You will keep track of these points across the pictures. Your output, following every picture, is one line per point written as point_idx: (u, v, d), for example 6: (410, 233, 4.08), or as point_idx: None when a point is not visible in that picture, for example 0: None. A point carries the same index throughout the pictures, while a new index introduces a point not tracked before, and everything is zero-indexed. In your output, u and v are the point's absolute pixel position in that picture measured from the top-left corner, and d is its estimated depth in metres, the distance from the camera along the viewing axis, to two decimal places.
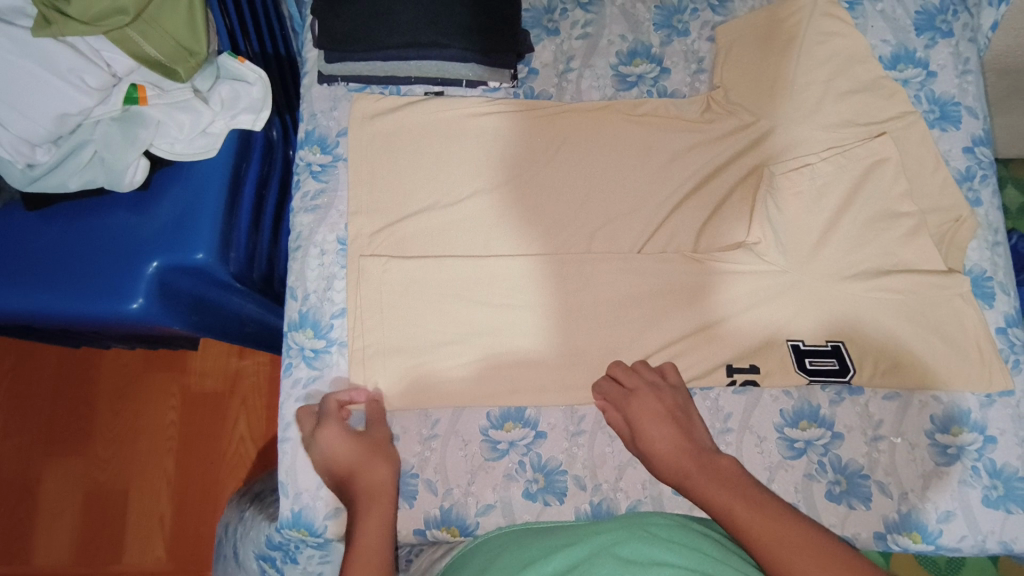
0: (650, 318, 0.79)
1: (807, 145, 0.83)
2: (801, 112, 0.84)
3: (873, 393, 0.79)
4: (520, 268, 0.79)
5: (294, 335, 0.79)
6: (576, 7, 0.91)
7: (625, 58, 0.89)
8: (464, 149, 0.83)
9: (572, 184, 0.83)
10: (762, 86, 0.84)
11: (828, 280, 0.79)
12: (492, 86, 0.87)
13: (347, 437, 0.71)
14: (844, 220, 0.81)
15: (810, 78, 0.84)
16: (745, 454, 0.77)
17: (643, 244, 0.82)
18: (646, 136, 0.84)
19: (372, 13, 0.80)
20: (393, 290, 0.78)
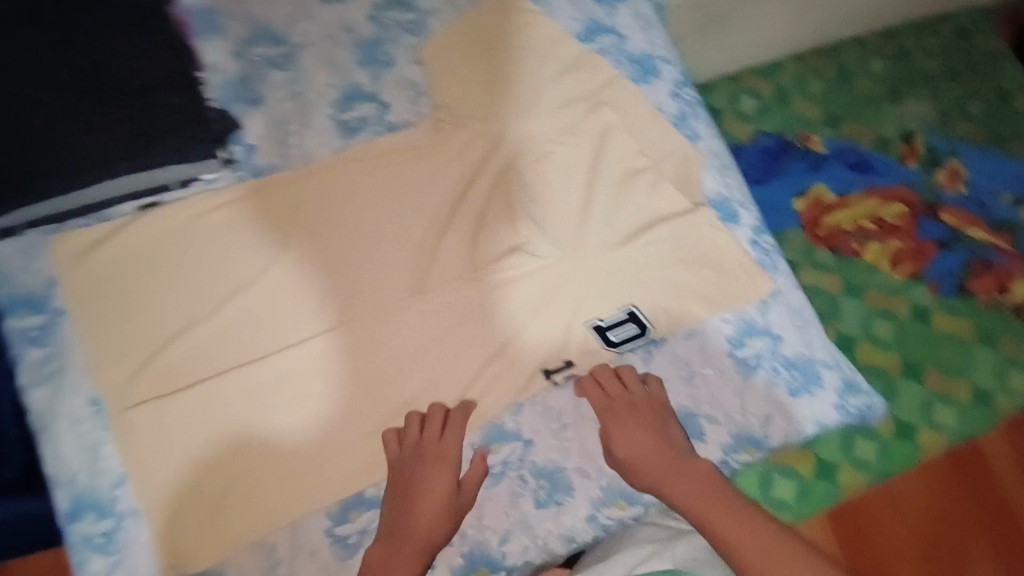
0: (586, 293, 0.79)
1: (654, 91, 0.89)
2: (626, 71, 0.89)
3: (786, 288, 0.86)
4: (434, 300, 0.76)
5: (199, 478, 0.69)
6: (392, 9, 0.85)
7: (461, 47, 0.85)
8: (368, 191, 0.78)
9: (462, 194, 0.80)
10: (580, 61, 0.88)
11: (717, 204, 0.86)
12: (346, 120, 0.81)
13: (427, 483, 0.70)
14: (701, 152, 0.87)
15: (523, 52, 0.86)
16: (714, 385, 0.81)
17: (550, 228, 0.81)
18: (513, 125, 0.84)
19: (27, 146, 0.68)
20: (305, 376, 0.72)
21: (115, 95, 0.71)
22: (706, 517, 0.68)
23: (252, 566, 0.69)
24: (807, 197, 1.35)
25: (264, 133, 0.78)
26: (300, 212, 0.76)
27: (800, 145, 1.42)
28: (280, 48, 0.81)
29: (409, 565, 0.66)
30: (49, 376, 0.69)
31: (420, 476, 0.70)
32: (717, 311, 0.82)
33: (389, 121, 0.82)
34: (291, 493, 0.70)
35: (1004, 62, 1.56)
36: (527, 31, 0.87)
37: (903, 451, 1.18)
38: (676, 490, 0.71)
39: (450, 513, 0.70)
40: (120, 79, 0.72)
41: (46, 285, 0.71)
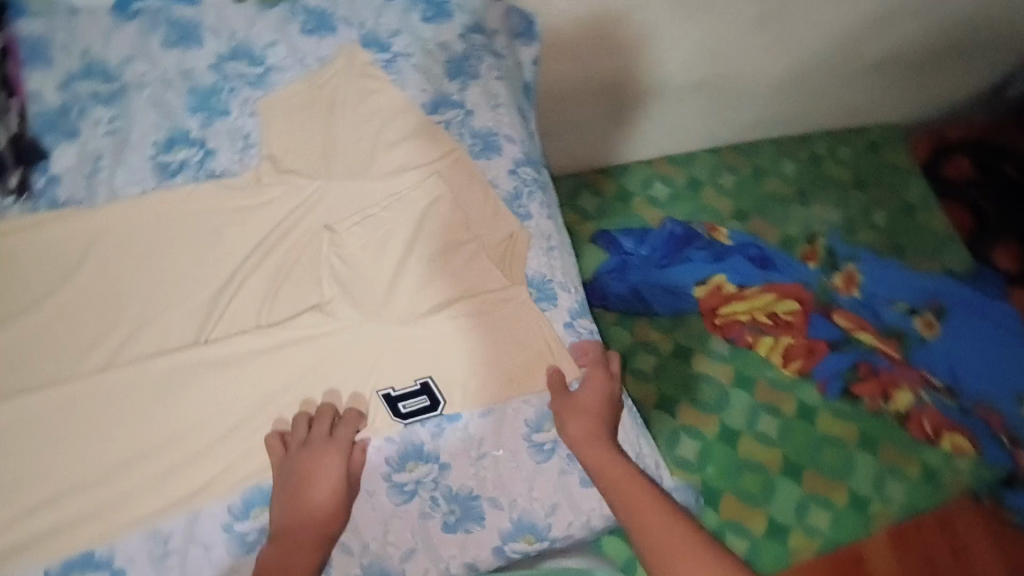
0: (379, 360, 0.79)
1: (491, 167, 0.91)
2: (466, 145, 0.91)
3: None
4: (212, 351, 0.74)
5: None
6: (236, 61, 0.86)
7: (299, 104, 0.86)
8: (169, 238, 0.78)
9: (270, 248, 0.80)
10: (422, 130, 0.89)
11: (535, 283, 0.86)
12: (164, 161, 0.81)
13: (319, 477, 0.71)
14: (529, 232, 0.88)
15: (364, 115, 0.88)
16: (504, 469, 0.79)
17: (354, 291, 0.80)
18: (339, 186, 0.84)
19: None
20: (50, 416, 0.70)
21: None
22: (616, 492, 0.69)
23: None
24: (708, 284, 1.34)
25: (72, 167, 0.78)
26: (93, 250, 0.76)
27: (705, 235, 1.40)
28: (110, 86, 0.82)
29: (307, 554, 0.67)
30: None
31: (312, 474, 0.71)
32: (519, 392, 0.81)
33: (210, 168, 0.82)
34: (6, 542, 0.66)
35: (911, 179, 1.60)
36: (373, 96, 0.89)
37: (774, 551, 1.15)
38: (587, 452, 0.74)
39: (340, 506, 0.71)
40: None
41: None
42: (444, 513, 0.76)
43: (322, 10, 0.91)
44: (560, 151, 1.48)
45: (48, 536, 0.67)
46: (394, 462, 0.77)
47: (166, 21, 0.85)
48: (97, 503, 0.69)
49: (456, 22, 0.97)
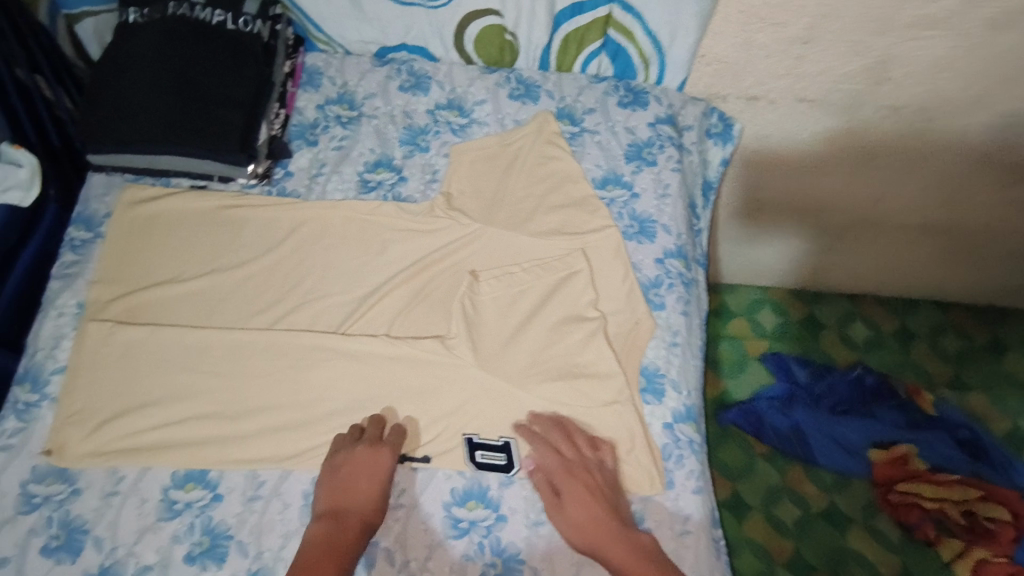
0: (473, 398, 0.82)
1: (640, 250, 0.92)
2: (621, 226, 0.94)
3: (681, 484, 0.78)
4: (343, 341, 0.85)
5: (100, 397, 0.83)
6: (447, 110, 1.03)
7: (484, 156, 0.98)
8: (350, 239, 0.93)
9: (421, 272, 0.90)
10: (584, 202, 0.95)
11: (647, 372, 0.84)
12: (369, 179, 0.97)
13: (375, 472, 0.75)
14: (656, 322, 0.87)
15: (536, 179, 0.97)
16: (557, 544, 0.76)
17: (475, 325, 0.86)
18: (496, 234, 0.92)
19: (116, 114, 0.90)
20: (214, 352, 0.85)
21: (194, 99, 0.91)
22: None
23: (96, 487, 0.79)
24: (891, 451, 1.28)
25: (304, 167, 0.99)
26: (293, 234, 0.93)
27: (904, 394, 1.37)
28: (351, 112, 1.02)
29: (352, 539, 0.71)
30: (65, 276, 0.90)
31: (367, 468, 0.75)
32: None
33: (398, 192, 0.96)
34: (147, 441, 0.80)
35: None
36: (551, 163, 0.98)
37: None
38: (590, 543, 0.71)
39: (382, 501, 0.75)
40: (204, 90, 0.92)
41: (103, 214, 0.94)
42: (486, 564, 0.74)
43: (533, 82, 1.05)
44: (750, 264, 1.47)
45: (176, 448, 0.80)
46: (458, 495, 0.78)
47: (408, 71, 1.05)
48: (217, 436, 0.81)
49: (651, 111, 1.03)
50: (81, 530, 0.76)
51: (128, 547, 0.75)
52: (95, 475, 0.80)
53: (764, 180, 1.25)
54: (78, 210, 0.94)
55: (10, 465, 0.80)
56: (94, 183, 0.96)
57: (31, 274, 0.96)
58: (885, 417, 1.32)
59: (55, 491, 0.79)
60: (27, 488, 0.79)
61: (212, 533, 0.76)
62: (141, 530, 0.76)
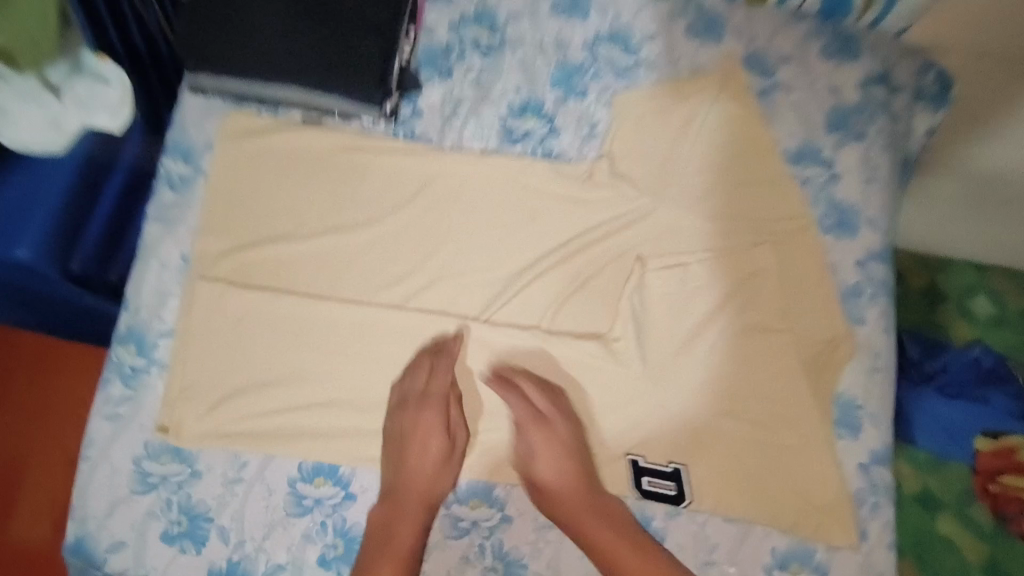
0: (631, 411, 0.73)
1: (841, 249, 0.77)
2: (818, 215, 0.78)
3: (875, 539, 0.71)
4: (488, 333, 0.74)
5: (216, 371, 0.74)
6: (610, 43, 0.83)
7: (654, 109, 0.80)
8: (494, 208, 0.78)
9: (578, 255, 0.76)
10: (773, 181, 0.78)
11: (841, 402, 0.73)
12: (513, 126, 0.80)
13: (428, 444, 0.70)
14: (856, 343, 0.74)
15: (716, 145, 0.79)
16: None
17: (641, 327, 0.75)
18: (668, 216, 0.77)
19: (227, 29, 0.74)
20: (343, 331, 0.75)
21: (321, 18, 0.74)
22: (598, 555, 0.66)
23: (218, 471, 0.72)
24: (996, 441, 0.96)
25: (434, 104, 0.80)
26: (424, 189, 0.78)
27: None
28: (491, 36, 0.83)
29: (410, 520, 0.68)
30: (163, 220, 0.77)
31: (421, 438, 0.70)
32: (775, 521, 0.71)
33: (550, 147, 0.80)
34: (272, 425, 0.73)
35: None
36: (735, 125, 0.80)
37: None
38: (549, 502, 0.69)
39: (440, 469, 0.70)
40: (333, 8, 0.75)
41: (202, 145, 0.78)
42: None
43: (715, 13, 0.84)
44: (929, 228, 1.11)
45: (304, 438, 0.73)
46: None
47: None
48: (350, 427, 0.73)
49: (862, 65, 0.82)
50: (204, 518, 0.71)
51: (257, 541, 0.70)
52: (214, 456, 0.73)
53: (957, 122, 0.97)
54: (173, 137, 0.78)
55: (120, 439, 0.73)
56: (190, 106, 0.79)
57: (119, 210, 0.83)
58: (997, 404, 0.98)
59: (170, 473, 0.72)
60: (141, 465, 0.72)
61: (345, 535, 0.71)
62: (269, 525, 0.71)
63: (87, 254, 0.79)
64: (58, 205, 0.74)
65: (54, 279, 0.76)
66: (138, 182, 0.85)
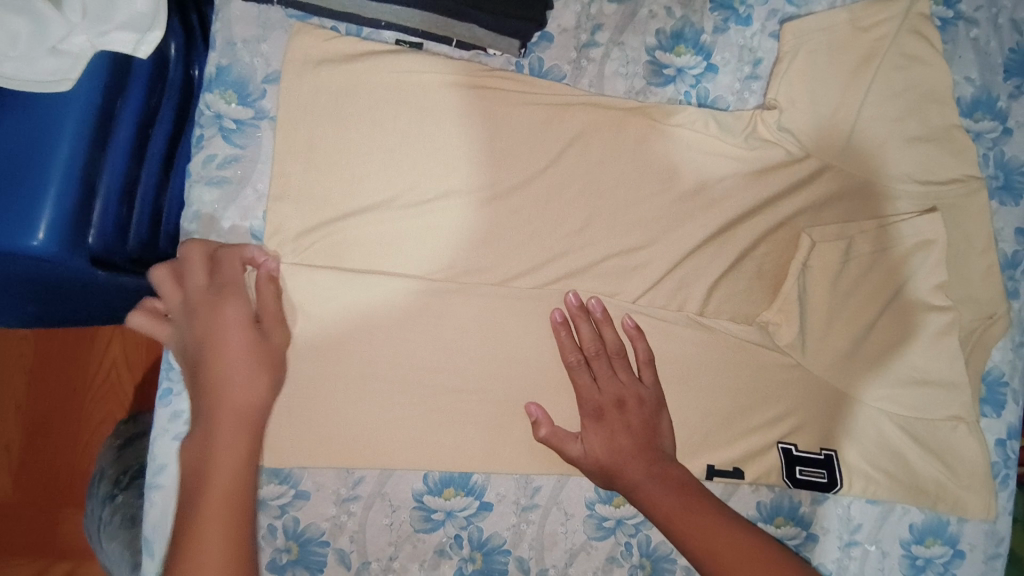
0: (790, 397, 0.67)
1: (999, 216, 0.71)
2: (986, 175, 0.71)
3: (1000, 506, 0.70)
4: (642, 319, 0.65)
5: (303, 375, 0.59)
6: None
7: (832, 42, 0.67)
8: (637, 164, 0.65)
9: (733, 223, 0.66)
10: (948, 135, 0.69)
11: (986, 377, 0.71)
12: (662, 61, 0.66)
13: (230, 355, 0.51)
14: (1011, 316, 0.70)
15: (894, 89, 0.68)
16: (870, 568, 0.68)
17: (803, 306, 0.67)
18: (833, 178, 0.68)
19: None
20: (470, 327, 0.62)
21: None
22: (667, 519, 0.57)
23: (328, 490, 0.61)
24: None
25: (568, 27, 0.65)
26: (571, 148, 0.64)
27: None
28: None
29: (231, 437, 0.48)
30: (219, 181, 0.59)
31: (218, 349, 0.51)
32: (919, 500, 0.68)
33: (705, 91, 0.67)
34: (386, 440, 0.60)
35: None
36: (913, 68, 0.68)
37: None
38: (621, 476, 0.59)
39: (580, 446, 0.61)
40: None
41: (261, 78, 0.60)
42: None
43: None
44: None
45: (417, 448, 0.61)
46: (764, 510, 0.67)
47: None
48: (484, 433, 0.62)
49: None
50: (318, 543, 0.61)
51: (385, 563, 0.62)
52: (320, 474, 0.61)
53: None
54: (219, 64, 0.59)
55: None
56: (232, 19, 0.60)
57: (135, 158, 0.60)
58: None
59: (268, 494, 0.60)
60: None
61: (483, 547, 0.63)
62: (397, 541, 0.62)
63: (108, 221, 0.57)
64: (79, 160, 0.53)
65: (77, 270, 0.55)
66: (154, 122, 0.63)
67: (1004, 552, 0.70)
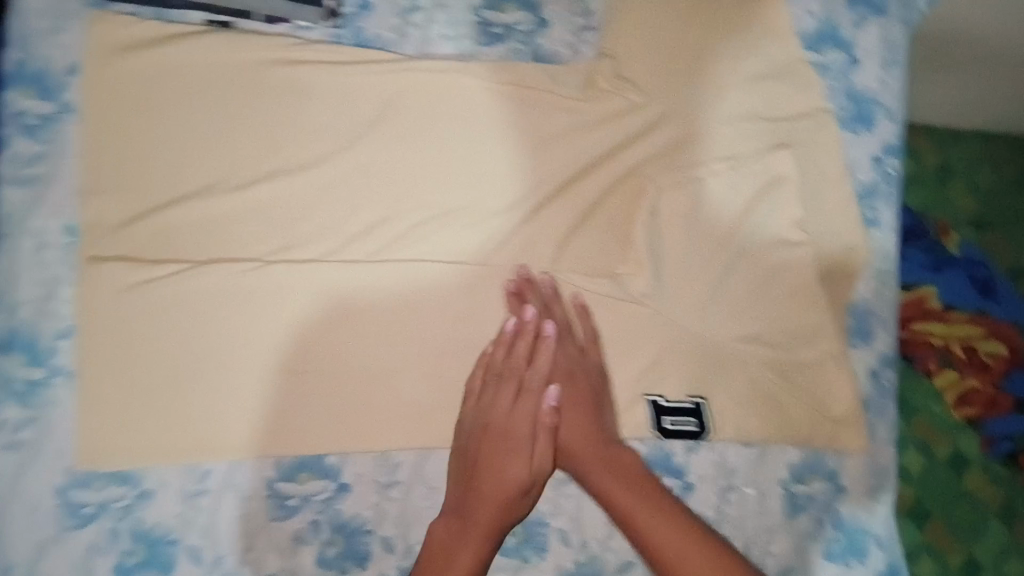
0: (654, 349, 0.66)
1: (855, 147, 0.70)
2: (835, 108, 0.70)
3: (880, 437, 0.70)
4: (488, 282, 0.62)
5: (140, 373, 0.57)
6: None
7: None
8: (471, 125, 0.62)
9: (578, 177, 0.64)
10: (792, 71, 0.68)
11: (850, 310, 0.70)
12: (490, 20, 0.64)
13: (392, 419, 0.61)
14: (869, 247, 0.70)
15: (727, 33, 0.67)
16: (749, 510, 0.67)
17: (659, 255, 0.65)
18: (686, 125, 0.66)
19: None
20: (308, 305, 0.60)
21: None
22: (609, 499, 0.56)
23: (174, 486, 0.58)
24: (909, 292, 0.90)
25: None
26: (391, 110, 0.61)
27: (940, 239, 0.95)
28: None
29: (477, 537, 0.56)
30: (28, 179, 0.57)
31: (495, 460, 0.58)
32: (791, 438, 0.68)
33: (538, 46, 0.64)
34: (229, 431, 0.58)
35: None
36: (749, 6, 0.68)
37: None
38: (586, 454, 0.58)
39: (523, 466, 0.58)
40: None
41: (64, 69, 0.59)
42: None
43: None
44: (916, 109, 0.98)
45: (262, 435, 0.59)
46: None
47: None
48: (332, 415, 0.60)
49: None
50: (166, 542, 0.58)
51: (240, 557, 0.59)
52: (169, 470, 0.58)
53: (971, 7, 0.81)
54: (18, 59, 0.58)
55: (33, 470, 0.56)
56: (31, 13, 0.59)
57: None
58: (912, 259, 0.92)
59: (111, 497, 0.57)
60: (69, 497, 0.56)
61: (344, 529, 0.61)
62: (250, 533, 0.59)
63: None
64: None
65: None
66: None
67: (887, 482, 0.69)
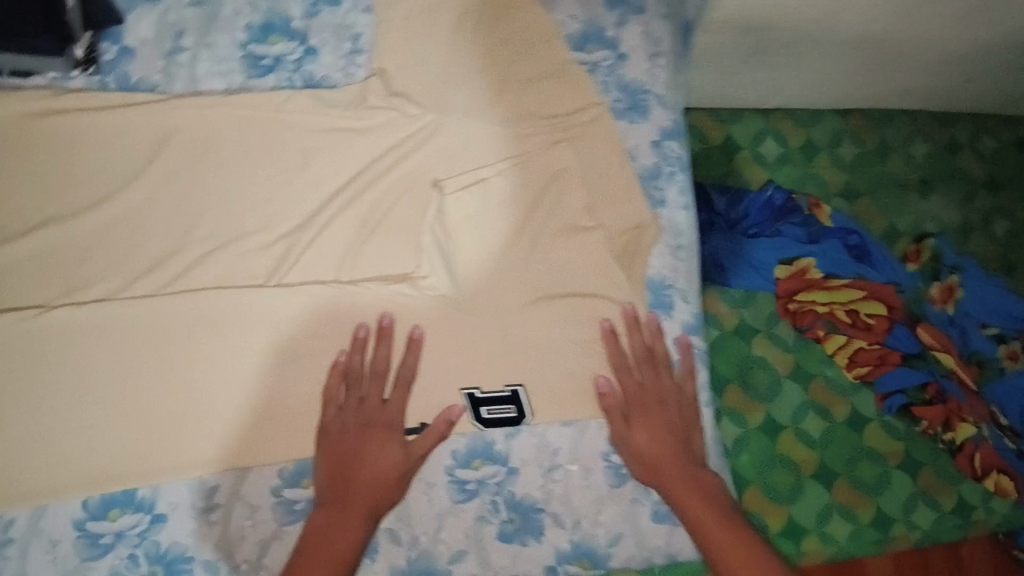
0: (457, 344, 0.69)
1: (633, 135, 0.75)
2: (610, 100, 0.75)
3: (694, 400, 0.73)
4: (277, 299, 0.64)
5: None
6: None
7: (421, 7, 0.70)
8: (248, 156, 0.66)
9: (362, 190, 0.67)
10: (563, 71, 0.73)
11: (649, 286, 0.75)
12: (258, 53, 0.68)
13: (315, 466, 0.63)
14: (659, 224, 0.75)
15: (492, 45, 0.72)
16: (573, 485, 0.71)
17: (451, 251, 0.68)
18: (465, 130, 0.70)
19: None
20: (96, 340, 0.61)
21: None
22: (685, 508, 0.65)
23: None
24: (792, 266, 0.95)
25: (149, 39, 0.67)
26: (165, 148, 0.64)
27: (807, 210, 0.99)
28: None
29: (351, 524, 0.60)
30: None
31: (369, 453, 0.62)
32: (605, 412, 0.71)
33: (307, 72, 0.68)
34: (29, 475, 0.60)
35: None
36: (512, 17, 0.73)
37: None
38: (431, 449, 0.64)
39: (397, 448, 0.63)
40: None
41: None
42: (503, 521, 0.70)
43: None
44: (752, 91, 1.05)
45: (63, 478, 0.60)
46: (460, 456, 0.69)
47: None
48: (133, 448, 0.61)
49: None
50: None
51: None
52: None
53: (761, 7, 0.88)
54: None
55: None
56: None
57: None
58: (790, 235, 0.96)
59: None
60: None
61: (163, 560, 0.61)
62: None
63: None
64: None
65: None
66: None
67: (706, 442, 0.74)
